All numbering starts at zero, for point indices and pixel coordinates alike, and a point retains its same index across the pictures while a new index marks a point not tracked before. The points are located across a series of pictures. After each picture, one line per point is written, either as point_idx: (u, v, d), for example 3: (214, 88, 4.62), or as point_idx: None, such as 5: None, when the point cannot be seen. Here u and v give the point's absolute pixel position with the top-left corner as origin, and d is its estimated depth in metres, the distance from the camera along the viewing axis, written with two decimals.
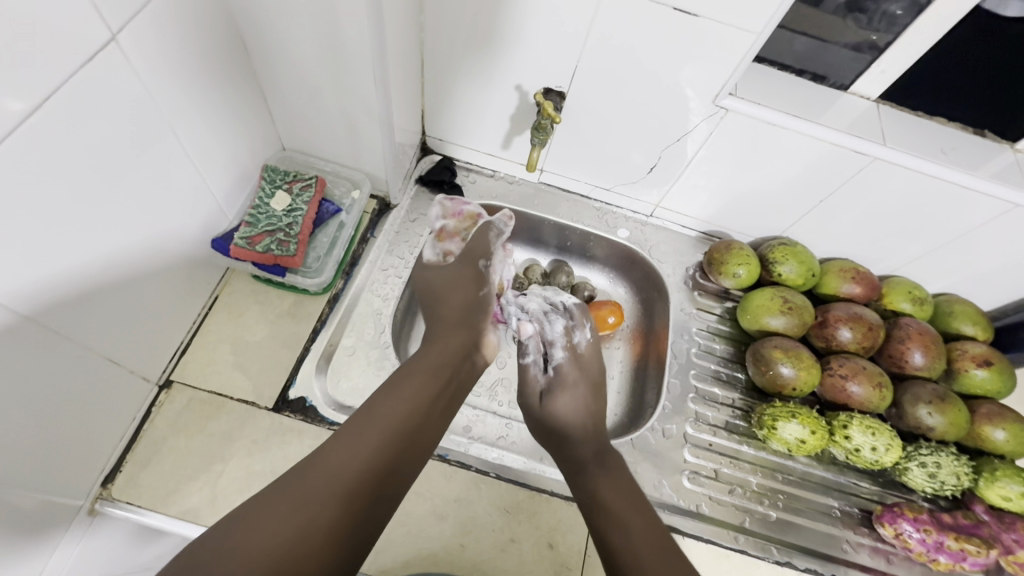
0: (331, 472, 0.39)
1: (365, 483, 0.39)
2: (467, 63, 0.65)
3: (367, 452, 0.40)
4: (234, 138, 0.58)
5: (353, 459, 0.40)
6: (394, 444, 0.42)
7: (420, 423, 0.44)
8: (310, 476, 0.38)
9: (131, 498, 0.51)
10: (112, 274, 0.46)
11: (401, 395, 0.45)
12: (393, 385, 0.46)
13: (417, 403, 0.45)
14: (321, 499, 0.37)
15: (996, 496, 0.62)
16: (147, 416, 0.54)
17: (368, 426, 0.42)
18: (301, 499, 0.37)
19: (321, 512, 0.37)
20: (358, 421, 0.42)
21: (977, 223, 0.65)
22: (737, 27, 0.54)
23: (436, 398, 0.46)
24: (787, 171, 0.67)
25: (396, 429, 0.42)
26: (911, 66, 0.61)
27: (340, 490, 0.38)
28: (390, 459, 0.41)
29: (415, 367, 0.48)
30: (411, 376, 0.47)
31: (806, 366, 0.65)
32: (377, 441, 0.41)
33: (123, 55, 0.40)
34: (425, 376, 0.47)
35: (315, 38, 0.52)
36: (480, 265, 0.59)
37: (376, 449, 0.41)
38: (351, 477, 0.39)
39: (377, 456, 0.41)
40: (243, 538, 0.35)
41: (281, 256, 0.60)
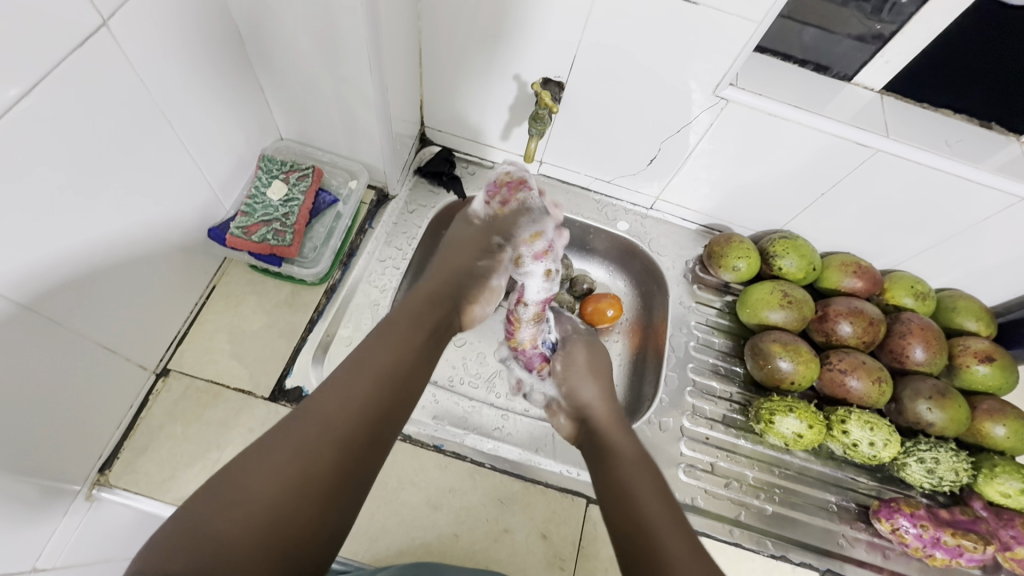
0: (328, 416, 0.38)
1: (363, 424, 0.39)
2: (465, 53, 0.65)
3: (362, 394, 0.41)
4: (230, 127, 0.58)
5: (352, 400, 0.40)
6: (387, 391, 0.42)
7: (408, 370, 0.45)
8: (301, 425, 0.37)
9: (128, 484, 0.51)
10: (105, 262, 0.46)
11: (388, 343, 0.45)
12: (381, 335, 0.46)
13: (401, 351, 0.45)
14: (324, 440, 0.37)
15: (995, 492, 0.61)
16: (144, 404, 0.55)
17: (357, 375, 0.42)
18: (303, 440, 0.37)
19: (323, 454, 0.37)
20: (349, 369, 0.42)
21: (981, 217, 0.64)
22: (738, 16, 0.53)
23: (420, 348, 0.47)
24: (789, 163, 0.66)
25: (386, 376, 0.43)
26: (916, 56, 0.60)
27: (339, 433, 0.38)
28: (385, 404, 0.41)
29: (403, 317, 0.49)
30: (398, 327, 0.48)
31: (805, 360, 0.65)
32: (373, 382, 0.42)
33: (114, 42, 0.40)
34: (410, 326, 0.48)
35: (310, 26, 0.51)
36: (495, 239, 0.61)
37: (369, 395, 0.41)
38: (346, 424, 0.39)
39: (371, 400, 0.41)
40: (244, 486, 0.34)
41: (278, 247, 0.60)
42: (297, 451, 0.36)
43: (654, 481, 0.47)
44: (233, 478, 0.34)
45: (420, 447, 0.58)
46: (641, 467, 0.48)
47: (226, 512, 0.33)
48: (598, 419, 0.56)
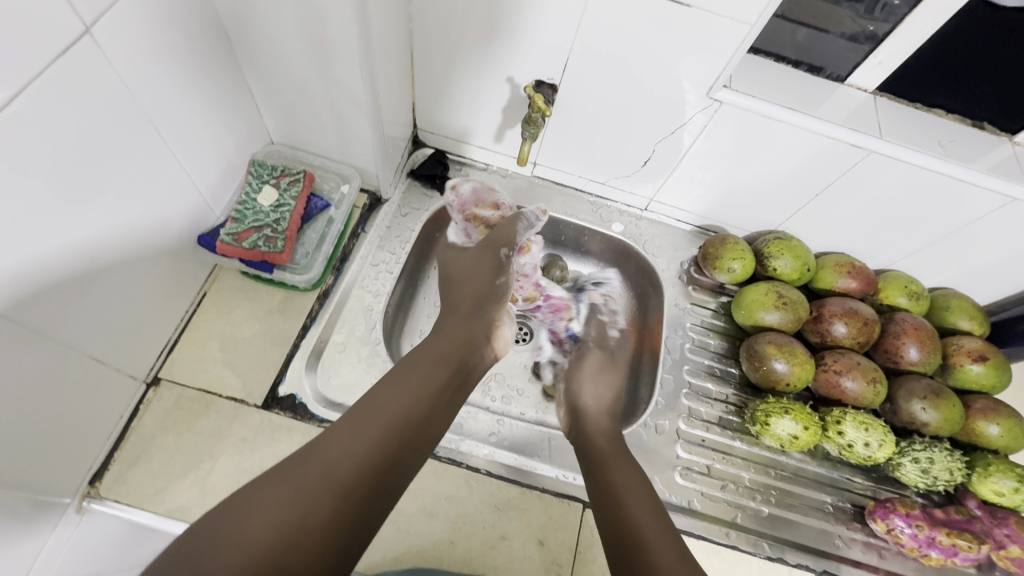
0: (332, 462, 0.38)
1: (367, 476, 0.39)
2: (457, 55, 0.64)
3: (370, 442, 0.40)
4: (219, 132, 0.57)
5: (359, 447, 0.40)
6: (398, 437, 0.42)
7: (420, 419, 0.44)
8: (311, 465, 0.38)
9: (119, 496, 0.51)
10: (92, 272, 0.45)
11: (411, 389, 0.45)
12: (398, 377, 0.46)
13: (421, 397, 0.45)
14: (323, 486, 0.37)
15: (989, 491, 0.61)
16: (134, 414, 0.54)
17: (372, 418, 0.42)
18: (306, 486, 0.37)
19: (322, 501, 0.36)
20: (360, 409, 0.42)
21: (974, 218, 0.65)
22: (730, 18, 0.53)
23: (437, 396, 0.46)
24: (783, 164, 0.66)
25: (399, 421, 0.42)
26: (910, 57, 0.60)
27: (339, 479, 0.38)
28: (391, 454, 0.41)
29: (423, 356, 0.49)
30: (419, 367, 0.47)
31: (801, 362, 0.65)
32: (380, 427, 0.41)
33: (98, 48, 0.39)
34: (433, 368, 0.48)
35: (299, 29, 0.51)
36: (502, 253, 0.62)
37: (377, 442, 0.40)
38: (350, 471, 0.38)
39: (376, 446, 0.40)
40: (243, 523, 0.34)
41: (269, 253, 0.59)
42: (296, 498, 0.36)
43: (643, 485, 0.48)
44: (233, 514, 0.35)
45: None
46: (631, 469, 0.49)
47: (219, 548, 0.33)
48: (592, 423, 0.57)
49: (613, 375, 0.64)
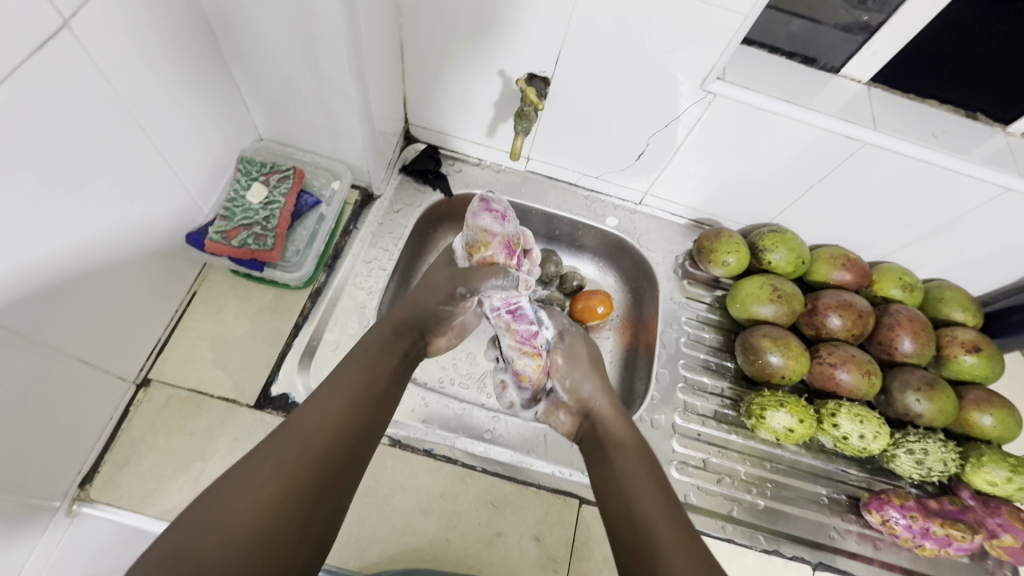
0: (305, 438, 0.39)
1: (338, 447, 0.40)
2: (447, 47, 0.63)
3: (337, 415, 0.42)
4: (206, 129, 0.56)
5: (331, 423, 0.41)
6: (361, 411, 0.44)
7: (378, 396, 0.46)
8: (285, 442, 0.39)
9: (110, 499, 0.50)
10: (78, 271, 0.44)
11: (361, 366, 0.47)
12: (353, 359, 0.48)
13: (372, 376, 0.47)
14: (302, 460, 0.38)
15: (982, 481, 0.62)
16: (124, 415, 0.53)
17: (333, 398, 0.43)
18: (284, 463, 0.37)
19: (303, 473, 0.37)
20: (324, 393, 0.43)
21: (967, 209, 0.65)
22: (724, 9, 0.52)
23: (390, 372, 0.49)
24: (777, 156, 0.66)
25: (359, 399, 0.44)
26: (903, 47, 0.60)
27: (316, 456, 0.39)
28: (359, 428, 0.43)
29: (372, 340, 0.51)
30: (368, 354, 0.49)
31: (795, 355, 0.65)
32: (347, 401, 0.43)
33: (78, 42, 0.38)
34: (379, 353, 0.50)
35: (286, 22, 0.50)
36: (459, 261, 0.64)
37: (346, 417, 0.42)
38: (324, 444, 0.40)
39: (347, 420, 0.42)
40: (233, 501, 0.35)
41: (258, 251, 0.58)
42: (274, 476, 0.37)
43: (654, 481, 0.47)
44: (217, 503, 0.35)
45: (411, 452, 0.57)
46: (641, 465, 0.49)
47: (208, 530, 0.33)
48: (604, 417, 0.56)
49: (593, 371, 0.61)
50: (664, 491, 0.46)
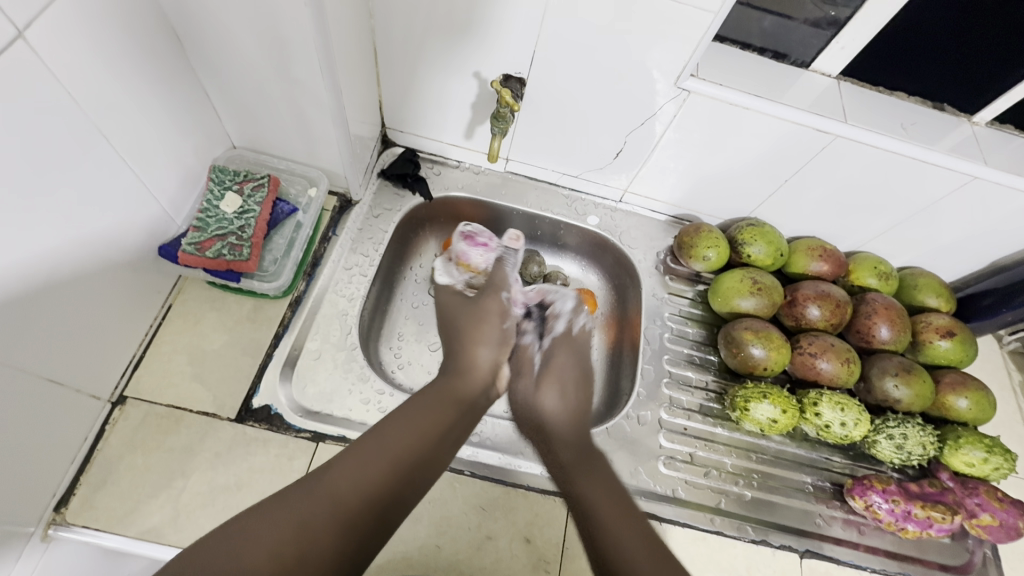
0: (338, 495, 0.41)
1: (364, 509, 0.42)
2: (422, 51, 0.63)
3: (374, 474, 0.43)
4: (174, 137, 0.55)
5: (362, 479, 0.43)
6: (401, 466, 0.45)
7: (428, 452, 0.47)
8: (315, 496, 0.41)
9: (87, 521, 0.49)
10: (44, 289, 0.43)
11: (413, 421, 0.48)
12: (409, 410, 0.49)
13: (429, 431, 0.48)
14: (325, 516, 0.40)
15: (960, 463, 0.64)
16: (100, 434, 0.52)
17: (380, 453, 0.45)
18: (309, 518, 0.39)
19: (321, 534, 0.39)
20: (364, 448, 0.45)
21: (937, 197, 0.66)
22: (695, 7, 0.52)
23: (448, 426, 0.50)
24: (752, 151, 0.66)
25: (405, 454, 0.45)
26: (870, 40, 0.61)
27: (340, 519, 0.40)
28: (399, 485, 0.44)
29: (430, 396, 0.52)
30: (425, 407, 0.50)
31: (777, 346, 0.65)
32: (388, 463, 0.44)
33: (33, 53, 0.37)
34: (437, 407, 0.51)
35: (255, 28, 0.49)
36: (503, 297, 0.64)
37: (382, 476, 0.43)
38: (354, 501, 0.41)
39: (386, 478, 0.43)
40: (257, 534, 0.38)
41: (234, 261, 0.57)
42: (296, 527, 0.39)
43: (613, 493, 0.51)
44: (243, 534, 0.38)
45: None
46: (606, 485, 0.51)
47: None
48: (555, 428, 0.57)
49: (557, 380, 0.60)
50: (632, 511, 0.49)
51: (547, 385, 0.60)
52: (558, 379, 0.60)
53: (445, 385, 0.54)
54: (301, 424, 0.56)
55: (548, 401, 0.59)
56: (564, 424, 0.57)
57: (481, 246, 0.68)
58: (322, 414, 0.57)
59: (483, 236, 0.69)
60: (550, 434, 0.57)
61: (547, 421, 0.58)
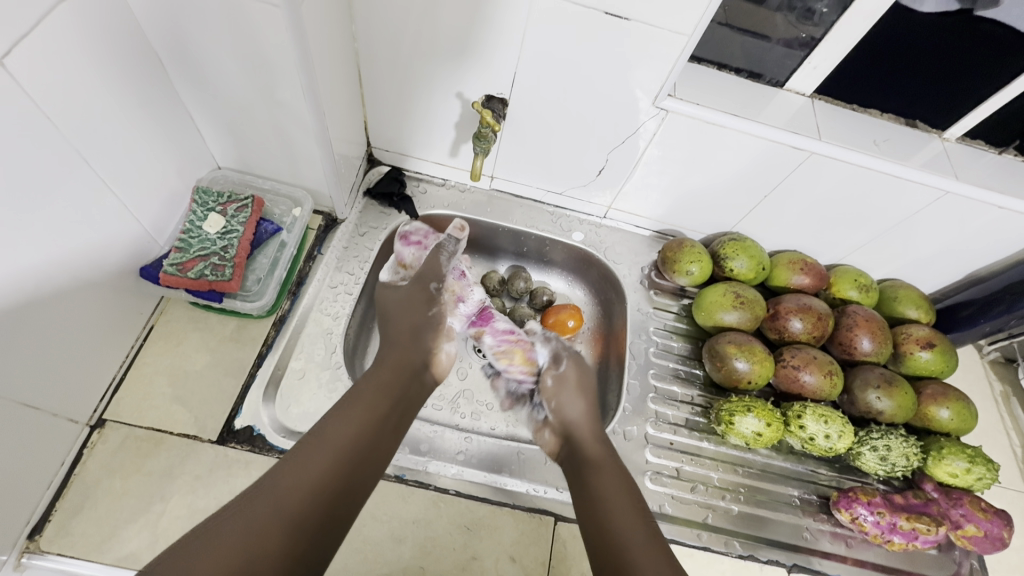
0: (282, 498, 0.39)
1: (315, 502, 0.40)
2: (405, 73, 0.64)
3: (317, 472, 0.41)
4: (157, 159, 0.55)
5: (303, 478, 0.41)
6: (343, 457, 0.43)
7: (368, 440, 0.46)
8: (263, 496, 0.39)
9: (62, 549, 0.48)
10: (21, 311, 0.43)
11: (347, 416, 0.47)
12: (341, 406, 0.48)
13: (366, 420, 0.47)
14: (277, 513, 0.38)
15: (944, 473, 0.64)
16: (78, 459, 0.51)
17: (319, 445, 0.43)
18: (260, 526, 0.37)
19: (276, 534, 0.37)
20: (305, 445, 0.43)
21: (912, 211, 0.68)
22: (669, 30, 0.54)
23: (385, 413, 0.49)
24: (732, 167, 0.68)
25: (346, 442, 0.44)
26: (841, 61, 0.62)
27: (291, 519, 0.38)
28: (345, 475, 0.43)
29: (365, 388, 0.50)
30: (360, 399, 0.49)
31: (760, 359, 0.66)
32: (327, 459, 0.42)
33: (13, 80, 0.37)
34: (373, 397, 0.50)
35: (238, 53, 0.50)
36: (431, 288, 0.65)
37: (328, 469, 0.42)
38: (303, 495, 0.40)
39: (330, 471, 0.42)
40: (204, 551, 0.35)
41: (217, 282, 0.57)
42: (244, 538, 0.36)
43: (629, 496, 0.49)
44: (195, 548, 0.35)
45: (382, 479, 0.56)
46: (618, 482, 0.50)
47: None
48: (581, 435, 0.56)
49: (581, 390, 0.61)
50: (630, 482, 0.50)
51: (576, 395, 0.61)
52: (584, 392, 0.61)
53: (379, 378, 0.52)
54: (284, 444, 0.55)
55: (569, 409, 0.59)
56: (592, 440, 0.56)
57: (414, 244, 0.69)
58: (306, 435, 0.57)
59: (417, 233, 0.70)
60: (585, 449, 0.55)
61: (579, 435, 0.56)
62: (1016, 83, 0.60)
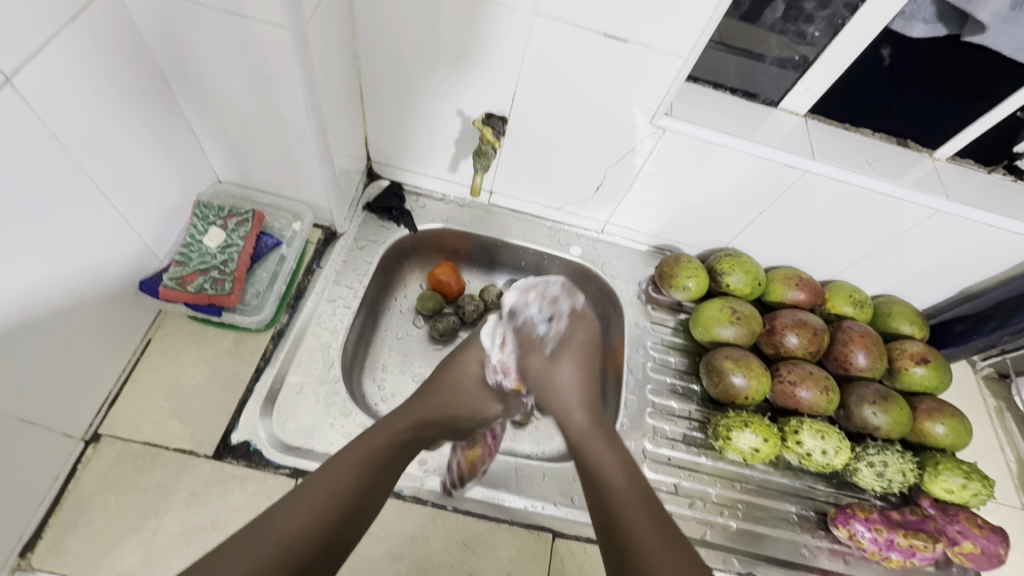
0: (287, 534, 0.39)
1: (313, 550, 0.39)
2: (407, 90, 0.65)
3: (322, 511, 0.41)
4: (159, 174, 0.56)
5: (309, 517, 0.41)
6: (349, 503, 0.43)
7: (369, 495, 0.45)
8: (259, 538, 0.38)
9: (54, 566, 0.47)
10: (21, 325, 0.43)
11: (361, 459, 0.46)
12: (361, 443, 0.48)
13: (371, 473, 0.46)
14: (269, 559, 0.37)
15: (940, 489, 0.64)
16: (72, 474, 0.51)
17: (324, 495, 0.42)
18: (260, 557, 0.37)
19: None
20: (310, 489, 0.42)
21: (905, 228, 0.69)
22: (666, 52, 0.55)
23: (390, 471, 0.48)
24: (727, 185, 0.69)
25: (348, 496, 0.43)
26: (833, 82, 0.64)
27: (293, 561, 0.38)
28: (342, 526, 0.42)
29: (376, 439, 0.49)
30: (367, 449, 0.48)
31: (757, 375, 0.66)
32: (334, 502, 0.42)
33: (22, 97, 0.38)
34: (380, 450, 0.48)
35: (241, 69, 0.51)
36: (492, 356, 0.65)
37: (327, 520, 0.41)
38: (299, 544, 0.39)
39: (329, 522, 0.41)
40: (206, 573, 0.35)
41: (216, 296, 0.57)
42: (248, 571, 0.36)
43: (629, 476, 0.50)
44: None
45: None
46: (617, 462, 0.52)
47: None
48: (571, 415, 0.59)
49: (570, 360, 0.63)
50: (630, 463, 0.52)
51: (562, 359, 0.63)
52: (576, 354, 0.63)
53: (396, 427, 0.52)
54: (281, 460, 0.55)
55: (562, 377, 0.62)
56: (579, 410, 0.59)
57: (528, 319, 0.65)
58: (302, 450, 0.56)
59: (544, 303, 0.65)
60: (585, 434, 0.56)
61: (570, 416, 0.59)
62: (1003, 106, 0.61)
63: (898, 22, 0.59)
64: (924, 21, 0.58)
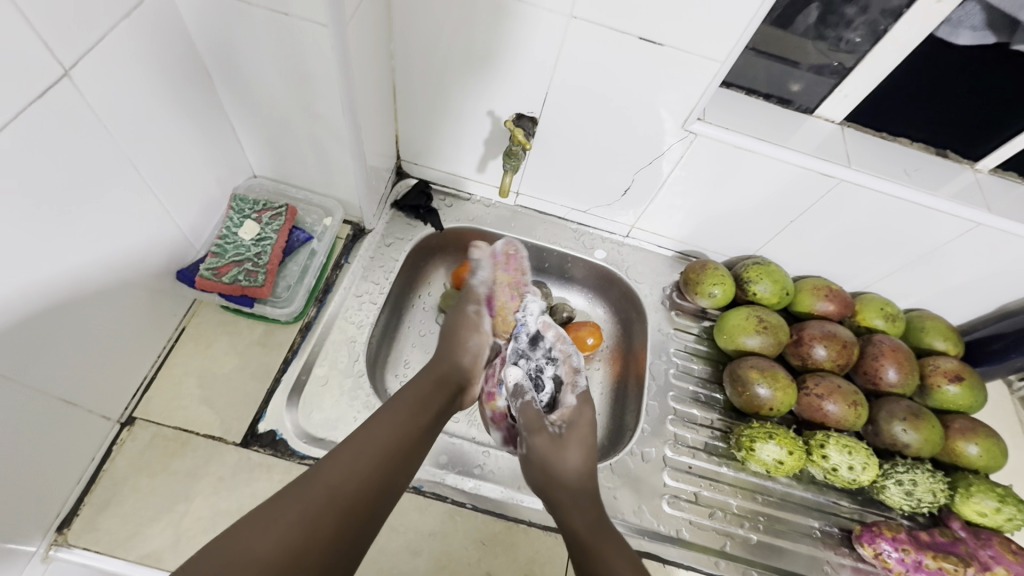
0: (332, 488, 0.42)
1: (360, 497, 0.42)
2: (439, 89, 0.66)
3: (358, 471, 0.43)
4: (199, 168, 0.57)
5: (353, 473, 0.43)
6: (388, 458, 0.45)
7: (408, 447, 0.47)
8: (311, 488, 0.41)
9: (88, 543, 0.49)
10: (67, 306, 0.44)
11: (395, 421, 0.48)
12: (389, 408, 0.50)
13: (406, 428, 0.49)
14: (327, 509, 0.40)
15: (972, 512, 0.62)
16: (107, 456, 0.52)
17: (364, 448, 0.45)
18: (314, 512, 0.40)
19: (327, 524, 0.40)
20: (356, 443, 0.45)
21: (943, 241, 0.67)
22: (702, 56, 0.55)
23: (422, 426, 0.50)
24: (759, 192, 0.68)
25: (387, 449, 0.46)
26: (873, 90, 0.62)
27: (342, 511, 0.41)
28: (383, 479, 0.44)
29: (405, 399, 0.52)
30: (401, 408, 0.50)
31: (783, 386, 0.65)
32: (374, 461, 0.45)
33: (77, 90, 0.39)
34: (410, 409, 0.51)
35: (282, 67, 0.52)
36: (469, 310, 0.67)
37: (370, 470, 0.44)
38: (350, 492, 0.42)
39: (372, 476, 0.44)
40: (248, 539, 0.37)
41: (249, 287, 0.59)
42: (303, 521, 0.39)
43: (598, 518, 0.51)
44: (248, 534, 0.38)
45: None
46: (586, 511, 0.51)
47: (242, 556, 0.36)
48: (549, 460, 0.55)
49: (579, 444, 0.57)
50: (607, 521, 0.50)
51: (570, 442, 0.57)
52: (583, 439, 0.58)
53: (421, 390, 0.54)
54: (305, 450, 0.56)
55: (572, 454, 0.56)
56: (575, 454, 0.56)
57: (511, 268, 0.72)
58: (327, 442, 0.57)
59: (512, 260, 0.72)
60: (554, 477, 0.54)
61: (559, 459, 0.55)
62: None
63: (943, 29, 0.56)
64: (972, 28, 0.56)
